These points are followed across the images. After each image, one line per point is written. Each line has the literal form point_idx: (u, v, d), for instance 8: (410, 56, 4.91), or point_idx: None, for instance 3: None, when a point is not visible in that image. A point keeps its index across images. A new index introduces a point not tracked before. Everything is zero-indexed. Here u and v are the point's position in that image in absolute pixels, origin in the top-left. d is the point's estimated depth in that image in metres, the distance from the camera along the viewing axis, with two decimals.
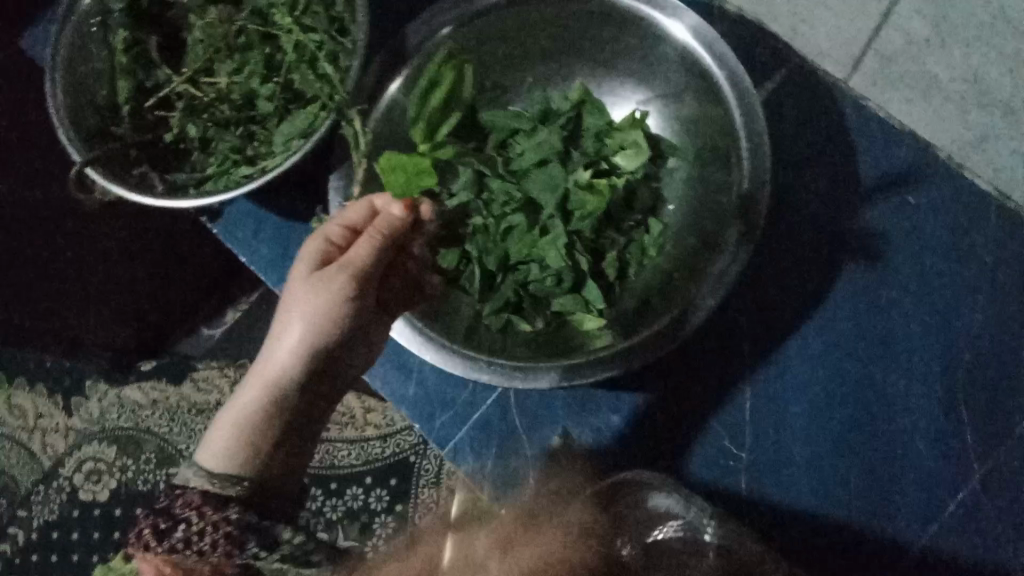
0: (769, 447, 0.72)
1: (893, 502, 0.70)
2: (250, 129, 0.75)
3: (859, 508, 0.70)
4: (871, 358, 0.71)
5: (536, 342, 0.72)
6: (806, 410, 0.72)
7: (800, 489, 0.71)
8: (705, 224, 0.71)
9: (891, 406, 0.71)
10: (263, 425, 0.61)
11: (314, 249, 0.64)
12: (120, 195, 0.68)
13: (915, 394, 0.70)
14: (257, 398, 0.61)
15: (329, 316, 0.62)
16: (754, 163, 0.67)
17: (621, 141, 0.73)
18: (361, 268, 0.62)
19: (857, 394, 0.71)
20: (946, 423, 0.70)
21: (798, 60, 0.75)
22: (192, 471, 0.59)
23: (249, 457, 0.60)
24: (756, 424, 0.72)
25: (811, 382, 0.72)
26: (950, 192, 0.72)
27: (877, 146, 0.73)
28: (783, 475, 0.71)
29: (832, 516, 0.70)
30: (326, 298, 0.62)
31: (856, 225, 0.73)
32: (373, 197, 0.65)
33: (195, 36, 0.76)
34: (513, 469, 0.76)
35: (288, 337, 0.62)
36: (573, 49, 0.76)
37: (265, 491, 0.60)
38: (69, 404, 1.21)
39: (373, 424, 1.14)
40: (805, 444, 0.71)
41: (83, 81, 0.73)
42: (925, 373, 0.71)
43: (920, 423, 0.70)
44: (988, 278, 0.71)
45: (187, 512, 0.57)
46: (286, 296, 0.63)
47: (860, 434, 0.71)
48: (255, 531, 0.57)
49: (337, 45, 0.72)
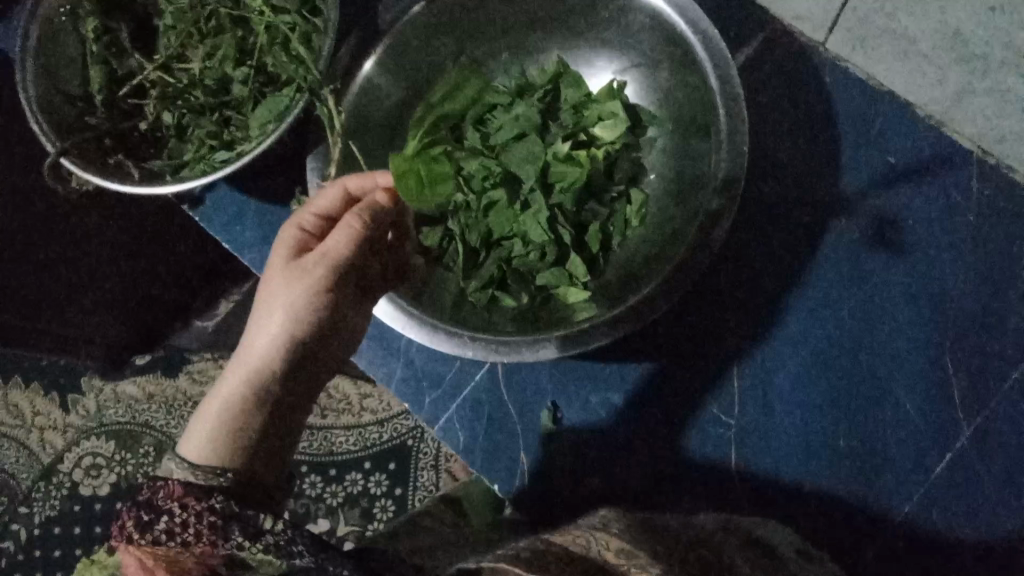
0: (758, 416, 0.72)
1: (886, 468, 0.69)
2: (225, 114, 0.74)
3: (849, 473, 0.70)
4: (857, 322, 0.71)
5: (523, 317, 0.71)
6: (794, 377, 0.72)
7: (790, 456, 0.71)
8: (685, 192, 0.70)
9: (879, 369, 0.70)
10: (247, 414, 0.61)
11: (291, 238, 0.65)
12: (99, 182, 0.68)
13: (902, 357, 0.70)
14: (240, 388, 0.61)
15: (307, 299, 0.62)
16: (732, 128, 0.66)
17: (598, 113, 0.72)
18: (338, 252, 0.62)
19: (843, 359, 0.71)
20: (934, 383, 0.69)
21: (773, 24, 0.75)
22: (175, 463, 0.59)
23: (233, 447, 0.59)
24: (744, 392, 0.72)
25: (798, 348, 0.72)
26: (932, 150, 0.72)
27: (855, 105, 0.73)
28: (773, 443, 0.71)
29: (823, 481, 0.70)
30: (302, 282, 0.62)
31: (839, 187, 0.73)
32: (345, 181, 0.66)
33: (166, 23, 0.76)
34: (503, 448, 0.75)
35: (269, 327, 0.62)
36: (548, 21, 0.76)
37: (250, 481, 0.59)
38: (66, 402, 1.25)
39: (368, 409, 1.15)
40: (794, 412, 0.71)
41: (55, 70, 0.72)
42: (911, 335, 0.70)
43: (909, 387, 0.70)
44: (972, 232, 0.70)
45: (171, 504, 0.56)
46: (266, 286, 0.64)
47: (849, 399, 0.70)
48: (239, 521, 0.55)
49: (310, 26, 0.72)
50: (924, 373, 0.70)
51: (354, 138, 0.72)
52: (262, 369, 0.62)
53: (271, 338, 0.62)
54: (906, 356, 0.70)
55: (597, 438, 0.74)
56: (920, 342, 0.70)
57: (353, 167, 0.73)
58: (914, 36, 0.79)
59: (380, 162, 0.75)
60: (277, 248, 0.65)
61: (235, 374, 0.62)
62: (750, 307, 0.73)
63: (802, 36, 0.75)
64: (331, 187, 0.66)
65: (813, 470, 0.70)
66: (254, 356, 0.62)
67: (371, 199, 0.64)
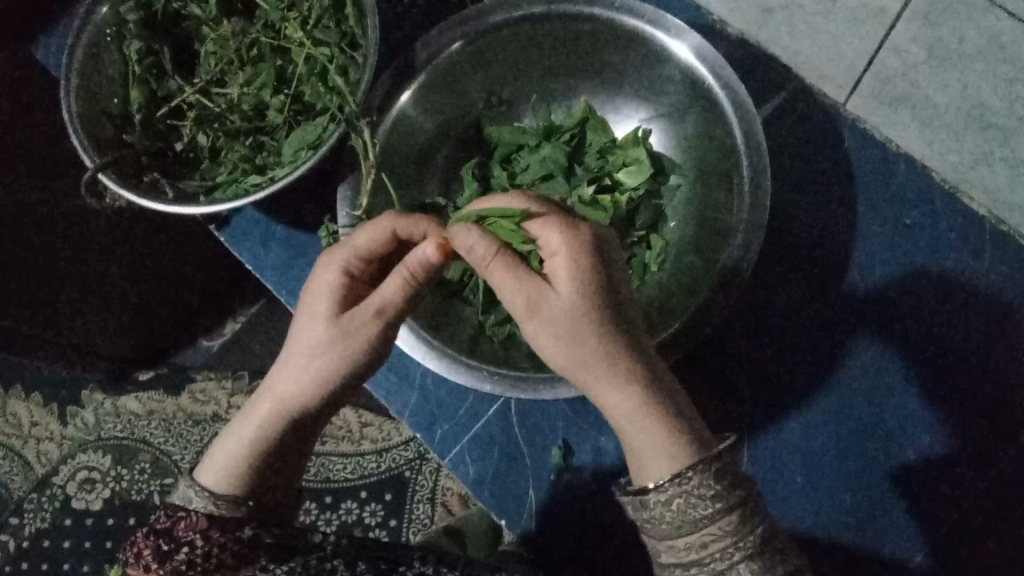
0: (792, 474, 0.72)
1: (886, 522, 0.70)
2: (259, 139, 0.76)
3: (867, 532, 0.71)
4: (873, 388, 0.72)
5: (538, 352, 0.72)
6: (819, 437, 0.72)
7: (815, 513, 0.72)
8: (704, 240, 0.72)
9: (894, 430, 0.71)
10: (273, 447, 0.62)
11: (334, 285, 0.62)
12: (131, 199, 0.70)
13: (914, 413, 0.72)
14: (265, 427, 0.61)
15: (356, 358, 0.61)
16: (756, 181, 0.67)
17: (623, 158, 0.75)
18: (388, 306, 0.61)
19: (863, 421, 0.72)
20: (942, 443, 0.71)
21: (797, 82, 0.78)
22: (193, 491, 0.60)
23: (255, 476, 0.61)
24: (778, 452, 0.73)
25: (822, 409, 0.73)
26: (948, 214, 0.74)
27: (872, 167, 0.76)
28: (803, 500, 0.72)
29: (841, 538, 0.71)
30: (356, 338, 0.61)
31: (856, 246, 0.75)
32: (395, 223, 0.62)
33: (207, 48, 0.77)
34: (513, 486, 0.76)
35: (310, 365, 0.61)
36: (577, 70, 0.78)
37: (269, 513, 0.61)
38: (64, 413, 1.22)
39: (369, 438, 1.14)
40: (820, 470, 0.72)
41: (97, 89, 0.75)
42: (921, 402, 0.72)
43: (901, 444, 0.71)
44: (979, 298, 0.73)
45: (192, 535, 0.57)
46: (310, 324, 0.61)
47: (867, 460, 0.71)
48: (267, 548, 0.59)
49: (348, 59, 0.73)
50: (929, 433, 0.71)
51: (384, 170, 0.74)
52: (569, 308, 0.54)
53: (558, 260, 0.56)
54: (895, 415, 0.72)
55: (604, 483, 0.75)
56: (918, 404, 0.72)
57: (383, 196, 0.74)
58: (936, 102, 0.83)
59: (408, 193, 0.77)
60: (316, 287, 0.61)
61: (263, 410, 0.62)
62: (762, 358, 0.74)
63: (825, 96, 0.78)
64: (378, 229, 0.62)
65: (815, 518, 0.71)
66: (557, 266, 0.56)
67: (419, 250, 0.59)
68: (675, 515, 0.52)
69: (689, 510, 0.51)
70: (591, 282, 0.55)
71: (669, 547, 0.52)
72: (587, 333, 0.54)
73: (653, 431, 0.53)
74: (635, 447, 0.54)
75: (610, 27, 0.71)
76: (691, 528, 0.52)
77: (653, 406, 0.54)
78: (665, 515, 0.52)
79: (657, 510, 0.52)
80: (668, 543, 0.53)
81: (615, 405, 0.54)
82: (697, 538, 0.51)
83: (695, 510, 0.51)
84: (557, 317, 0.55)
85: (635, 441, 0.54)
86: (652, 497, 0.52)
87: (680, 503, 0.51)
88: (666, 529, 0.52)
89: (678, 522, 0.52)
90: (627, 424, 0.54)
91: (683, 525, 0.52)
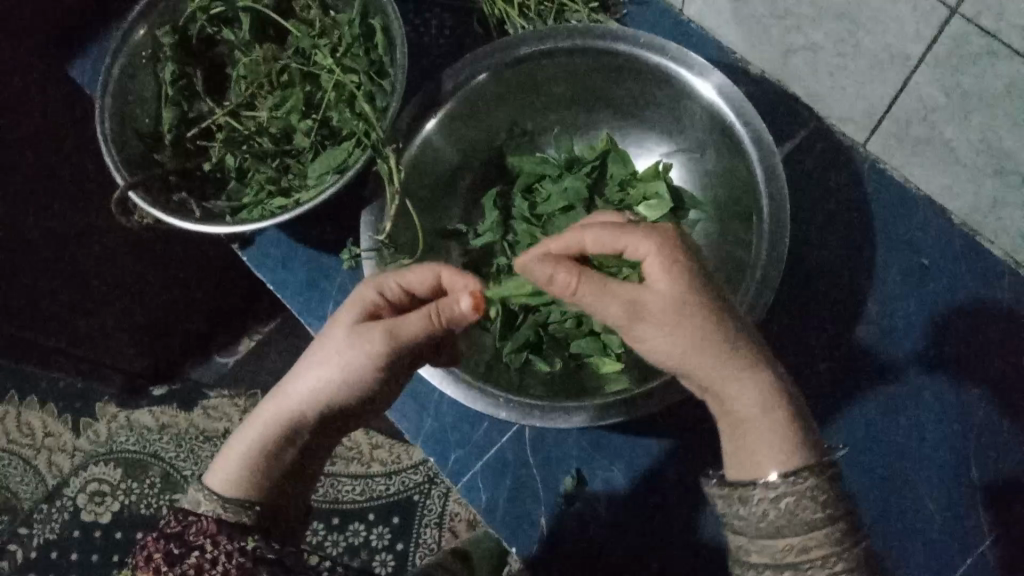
0: (872, 480, 0.72)
1: (904, 547, 0.71)
2: (286, 162, 0.77)
3: (939, 546, 0.70)
4: (946, 402, 0.72)
5: (553, 382, 0.72)
6: (896, 448, 0.72)
7: (890, 522, 0.71)
8: (723, 274, 0.73)
9: (965, 446, 0.71)
10: (278, 452, 0.63)
11: (367, 304, 0.62)
12: (160, 218, 0.71)
13: (976, 430, 0.72)
14: (273, 430, 0.62)
15: (366, 376, 0.61)
16: (774, 218, 0.67)
17: (643, 191, 0.76)
18: (406, 339, 0.60)
19: (940, 435, 0.72)
20: (962, 474, 0.71)
21: (816, 122, 0.80)
22: (202, 495, 0.60)
23: (261, 483, 0.61)
24: (860, 458, 0.73)
25: (902, 419, 0.73)
26: (962, 256, 0.76)
27: (889, 207, 0.77)
28: (880, 509, 0.72)
29: (913, 552, 0.70)
30: (372, 358, 0.60)
31: (870, 285, 0.76)
32: (442, 270, 0.61)
33: (239, 72, 0.79)
34: (526, 513, 0.76)
35: (321, 377, 0.61)
36: (601, 103, 0.79)
37: (272, 522, 0.61)
38: (78, 425, 1.24)
39: (378, 460, 1.14)
40: (896, 479, 0.72)
41: (130, 109, 0.77)
42: (962, 430, 0.72)
43: (966, 469, 0.71)
44: (995, 340, 0.73)
45: (202, 539, 0.57)
46: (332, 337, 0.62)
47: (941, 473, 0.71)
48: (270, 565, 0.57)
49: (375, 86, 0.74)
50: (964, 468, 0.71)
51: (408, 196, 0.75)
52: (675, 306, 0.52)
53: (653, 259, 0.54)
54: (967, 432, 0.72)
55: (616, 514, 0.75)
56: (961, 427, 0.72)
57: (405, 221, 0.75)
58: None
59: (430, 218, 0.78)
60: (349, 303, 0.62)
61: (273, 414, 0.63)
62: None
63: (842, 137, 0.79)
64: (426, 270, 0.61)
65: (893, 528, 0.71)
66: (653, 268, 0.54)
67: (454, 302, 0.57)
68: (781, 514, 0.51)
69: (798, 512, 0.51)
70: (692, 282, 0.53)
71: (765, 547, 0.52)
72: (686, 337, 0.52)
73: (772, 429, 0.53)
74: (762, 437, 0.53)
75: (635, 62, 0.72)
76: (796, 530, 0.51)
77: (782, 401, 0.53)
78: (769, 513, 0.52)
79: (762, 506, 0.52)
80: (762, 543, 0.52)
81: (753, 397, 0.53)
82: (800, 539, 0.51)
83: (805, 513, 0.51)
84: (666, 320, 0.52)
85: (748, 432, 0.53)
86: (758, 492, 0.52)
87: (789, 502, 0.51)
88: (767, 528, 0.52)
89: (782, 522, 0.51)
90: (757, 421, 0.53)
91: (786, 526, 0.51)
